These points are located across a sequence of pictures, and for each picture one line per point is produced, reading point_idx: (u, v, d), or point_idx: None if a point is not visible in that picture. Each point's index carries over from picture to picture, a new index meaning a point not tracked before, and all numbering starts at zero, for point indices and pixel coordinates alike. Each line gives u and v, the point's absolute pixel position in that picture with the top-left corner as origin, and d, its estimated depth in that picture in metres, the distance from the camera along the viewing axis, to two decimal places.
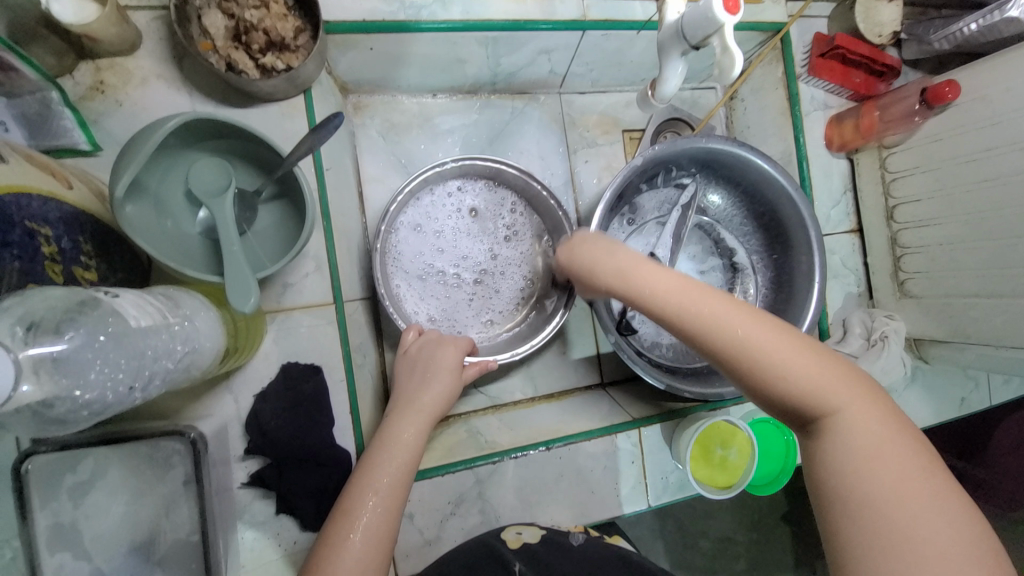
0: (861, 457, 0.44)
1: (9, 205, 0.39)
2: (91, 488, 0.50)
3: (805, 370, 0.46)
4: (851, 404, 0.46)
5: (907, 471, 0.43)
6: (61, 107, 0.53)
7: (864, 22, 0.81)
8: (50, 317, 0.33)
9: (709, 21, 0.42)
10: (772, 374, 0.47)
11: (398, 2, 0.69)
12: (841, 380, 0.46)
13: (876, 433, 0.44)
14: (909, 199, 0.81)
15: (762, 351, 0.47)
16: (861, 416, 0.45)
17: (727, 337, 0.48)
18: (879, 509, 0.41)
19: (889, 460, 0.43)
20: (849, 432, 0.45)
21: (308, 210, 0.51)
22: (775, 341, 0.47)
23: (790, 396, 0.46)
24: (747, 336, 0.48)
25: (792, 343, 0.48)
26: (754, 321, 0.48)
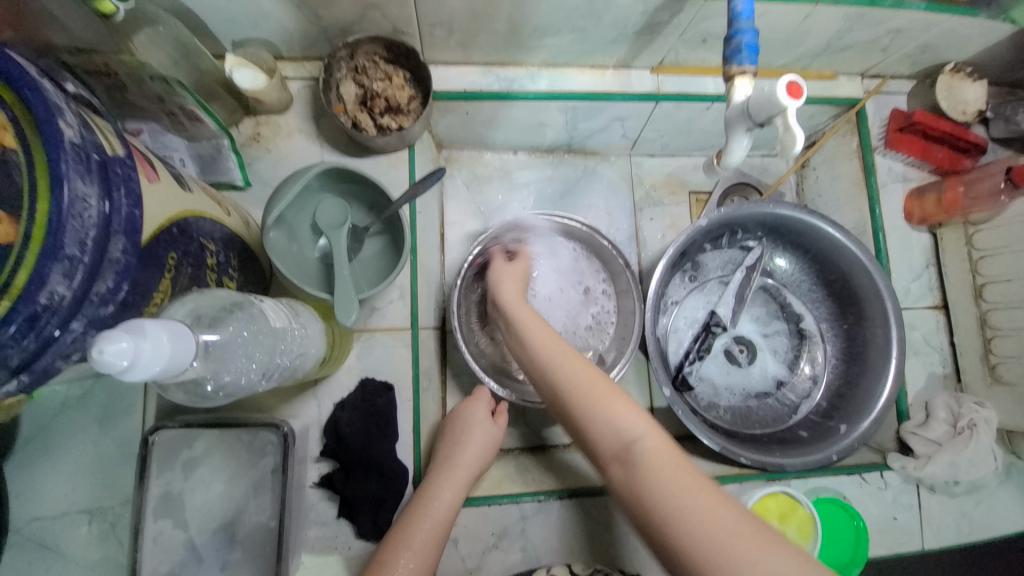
0: (657, 484, 0.46)
1: (194, 226, 0.50)
2: (200, 463, 0.59)
3: (620, 410, 0.52)
4: (636, 430, 0.50)
5: (712, 508, 0.43)
6: (228, 152, 0.67)
7: (946, 99, 0.83)
8: (213, 313, 0.42)
9: (772, 105, 0.46)
10: (598, 411, 0.52)
11: (494, 76, 0.79)
12: (600, 400, 0.53)
13: (674, 466, 0.47)
14: (999, 279, 0.76)
15: (580, 389, 0.54)
16: (651, 444, 0.49)
17: (565, 384, 0.55)
18: (692, 526, 0.43)
19: (683, 496, 0.44)
20: (650, 464, 0.47)
21: (405, 246, 0.60)
22: (589, 379, 0.54)
23: (592, 423, 0.52)
24: (559, 369, 0.56)
25: (584, 373, 0.55)
26: (581, 367, 0.56)
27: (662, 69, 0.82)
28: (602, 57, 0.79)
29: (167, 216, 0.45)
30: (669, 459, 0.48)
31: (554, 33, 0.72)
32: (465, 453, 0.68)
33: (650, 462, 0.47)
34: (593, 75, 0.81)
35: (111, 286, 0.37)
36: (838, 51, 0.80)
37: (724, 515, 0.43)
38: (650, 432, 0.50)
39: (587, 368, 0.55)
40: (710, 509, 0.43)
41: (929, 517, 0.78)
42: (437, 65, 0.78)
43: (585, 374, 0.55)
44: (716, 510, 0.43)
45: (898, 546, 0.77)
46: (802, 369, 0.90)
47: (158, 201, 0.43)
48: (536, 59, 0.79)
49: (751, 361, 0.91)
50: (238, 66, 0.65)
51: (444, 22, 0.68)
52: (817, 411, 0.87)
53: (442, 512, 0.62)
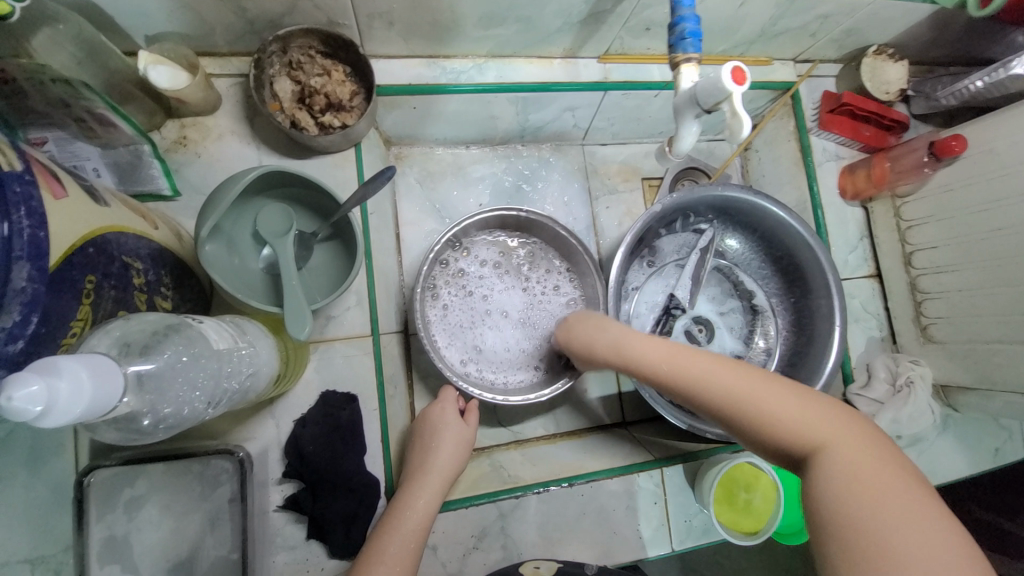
0: (839, 467, 0.46)
1: (114, 243, 0.45)
2: (146, 501, 0.54)
3: (784, 406, 0.51)
4: (857, 464, 0.46)
5: (879, 471, 0.45)
6: (150, 158, 0.61)
7: (871, 80, 0.88)
8: (142, 339, 0.38)
9: (718, 90, 0.47)
10: (766, 416, 0.51)
11: (440, 68, 0.77)
12: (758, 385, 0.53)
13: (877, 472, 0.45)
14: (926, 246, 0.82)
15: (738, 394, 0.52)
16: (844, 448, 0.47)
17: (729, 392, 0.53)
18: (865, 517, 0.43)
19: (858, 475, 0.45)
20: (836, 459, 0.47)
21: (358, 251, 0.56)
22: (777, 400, 0.51)
23: (758, 425, 0.51)
24: (724, 383, 0.53)
25: (779, 388, 0.52)
26: (764, 384, 0.52)
27: (608, 58, 0.82)
28: (548, 47, 0.78)
29: (81, 236, 0.40)
30: (870, 459, 0.46)
31: (499, 23, 0.70)
32: (436, 461, 0.66)
33: (833, 458, 0.47)
34: (541, 65, 0.80)
35: (18, 320, 0.33)
36: (772, 36, 0.83)
37: (927, 502, 0.43)
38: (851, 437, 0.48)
39: (771, 382, 0.52)
40: (870, 489, 0.44)
41: None
42: (378, 58, 0.74)
43: (736, 384, 0.53)
44: (892, 493, 0.43)
45: None
46: (756, 343, 0.95)
47: (66, 219, 0.39)
48: (483, 50, 0.77)
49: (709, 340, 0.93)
50: (154, 64, 0.59)
51: (383, 13, 0.65)
52: None
53: (417, 522, 0.60)
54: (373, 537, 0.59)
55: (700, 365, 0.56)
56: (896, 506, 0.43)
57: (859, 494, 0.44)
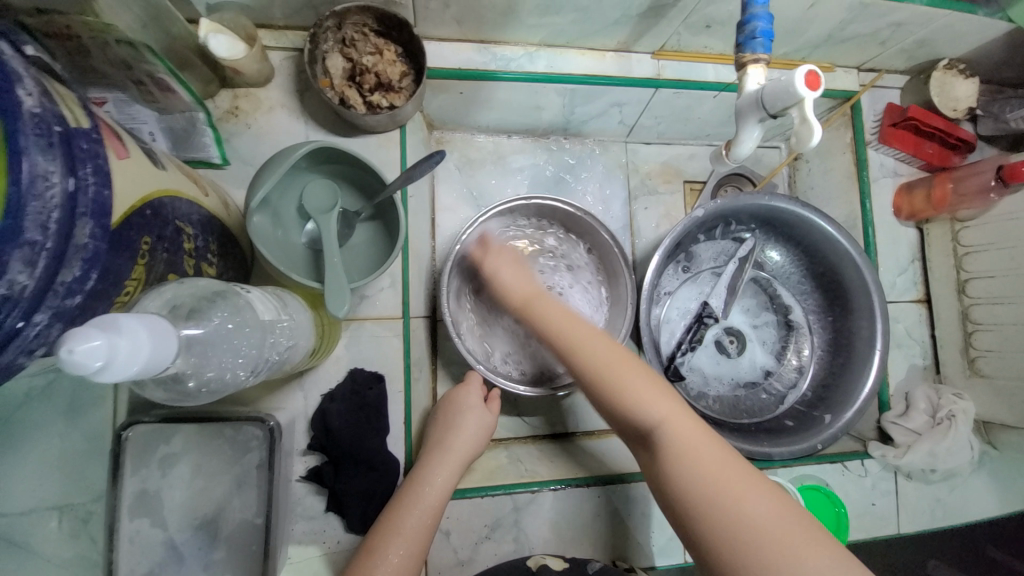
0: (676, 447, 0.49)
1: (169, 207, 0.46)
2: (178, 459, 0.55)
3: (647, 397, 0.51)
4: (670, 423, 0.50)
5: (715, 468, 0.47)
6: (203, 126, 0.63)
7: (939, 96, 0.83)
8: (190, 304, 0.39)
9: (789, 95, 0.45)
10: (629, 407, 0.52)
11: (490, 54, 0.76)
12: (602, 353, 0.54)
13: (723, 473, 0.47)
14: (982, 274, 0.78)
15: (603, 372, 0.53)
16: (681, 432, 0.49)
17: (600, 374, 0.53)
18: (730, 518, 0.44)
19: (713, 474, 0.47)
20: (684, 452, 0.48)
21: (400, 234, 0.56)
22: (644, 388, 0.52)
23: (625, 406, 0.52)
24: (594, 357, 0.54)
25: (645, 380, 0.52)
26: (620, 366, 0.53)
27: (662, 54, 0.79)
28: (602, 39, 0.76)
29: (140, 198, 0.41)
30: (708, 452, 0.48)
31: (555, 11, 0.69)
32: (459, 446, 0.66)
33: (671, 442, 0.49)
34: (593, 57, 0.79)
35: (78, 275, 0.33)
36: (840, 41, 0.79)
37: (771, 506, 0.45)
38: (681, 420, 0.50)
39: (631, 365, 0.53)
40: (713, 476, 0.47)
41: (904, 501, 0.82)
42: (430, 40, 0.74)
43: (616, 371, 0.53)
44: (750, 503, 0.45)
45: (875, 530, 0.80)
46: (788, 360, 0.92)
47: (127, 180, 0.39)
48: (535, 38, 0.75)
49: (739, 352, 0.91)
50: (214, 33, 0.60)
51: None
52: (803, 400, 0.89)
53: (434, 504, 0.60)
54: (389, 512, 0.59)
55: (619, 366, 0.53)
56: (734, 496, 0.45)
57: (718, 501, 0.45)
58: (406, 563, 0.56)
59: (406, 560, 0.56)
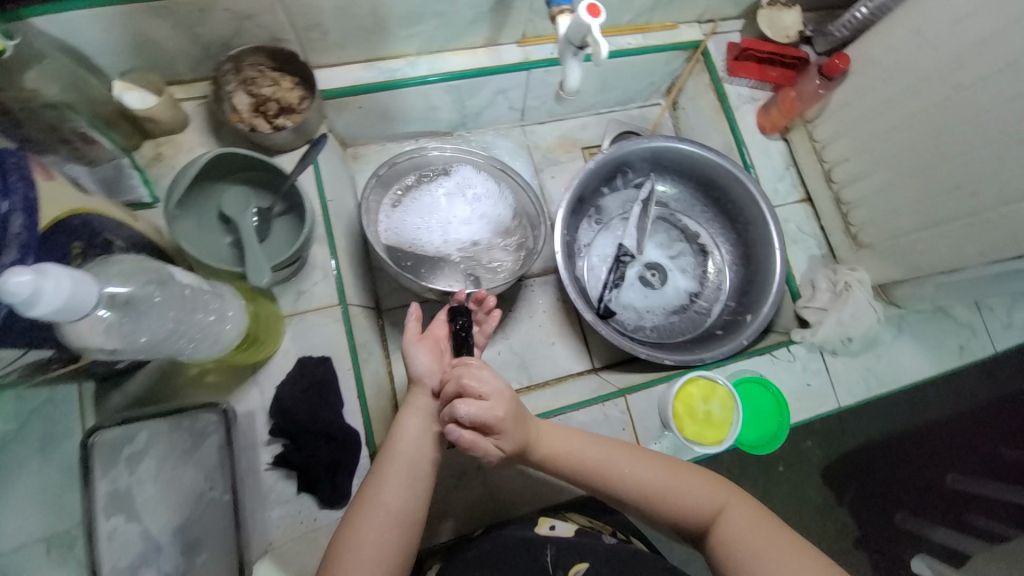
0: (742, 544, 0.60)
1: (97, 221, 0.54)
2: (144, 456, 0.60)
3: (699, 493, 0.63)
4: (712, 503, 0.63)
5: (759, 532, 0.60)
6: (130, 170, 0.72)
7: (770, 28, 0.95)
8: (120, 275, 0.46)
9: (581, 25, 0.55)
10: (675, 504, 0.63)
11: (377, 69, 0.87)
12: (644, 469, 0.65)
13: (759, 530, 0.60)
14: (840, 160, 0.89)
15: (658, 490, 0.63)
16: (732, 511, 0.62)
17: (643, 485, 0.63)
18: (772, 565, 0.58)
19: (748, 531, 0.60)
20: (730, 522, 0.61)
21: (309, 215, 0.64)
22: (691, 483, 0.63)
23: (681, 511, 0.62)
24: (645, 482, 0.63)
25: (689, 476, 0.64)
26: (675, 474, 0.64)
27: (526, 41, 0.92)
28: (470, 38, 0.88)
29: (66, 210, 0.49)
30: (753, 517, 0.62)
31: (419, 20, 0.81)
32: (421, 384, 0.68)
33: (727, 526, 0.61)
34: (467, 55, 0.91)
35: (16, 258, 0.41)
36: (669, 0, 0.92)
37: (793, 543, 0.59)
38: (723, 499, 0.63)
39: (674, 469, 0.65)
40: (760, 535, 0.60)
41: (836, 376, 0.88)
42: (322, 68, 0.85)
43: (697, 487, 0.63)
44: (788, 547, 0.59)
45: (818, 409, 0.86)
46: (709, 280, 1.00)
47: (54, 194, 0.47)
48: (412, 48, 0.87)
49: (663, 282, 0.99)
50: (126, 90, 0.70)
51: (316, 24, 0.76)
52: (728, 311, 0.97)
53: (417, 445, 0.65)
54: (377, 465, 0.64)
55: (643, 469, 0.64)
56: (775, 545, 0.59)
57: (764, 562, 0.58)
58: (404, 502, 0.62)
59: (407, 500, 0.62)
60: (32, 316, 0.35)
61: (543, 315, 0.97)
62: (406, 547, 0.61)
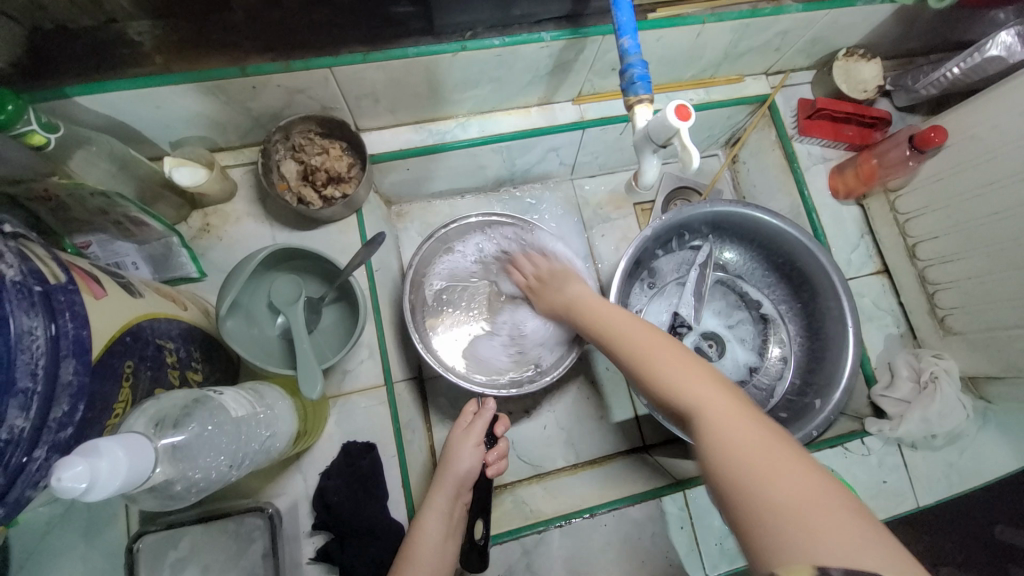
0: (723, 435, 0.45)
1: (148, 329, 0.51)
2: (188, 562, 0.57)
3: (692, 379, 0.50)
4: (704, 396, 0.49)
5: (772, 457, 0.42)
6: (178, 248, 0.70)
7: (845, 82, 0.89)
8: (172, 415, 0.43)
9: (666, 127, 0.50)
10: (664, 379, 0.52)
11: (426, 131, 0.84)
12: (719, 408, 0.47)
13: (782, 475, 0.40)
14: (927, 237, 0.81)
15: (649, 355, 0.55)
16: (728, 408, 0.47)
17: (655, 384, 0.53)
18: (747, 467, 0.42)
19: (745, 447, 0.43)
20: (717, 419, 0.46)
21: (361, 310, 0.61)
22: (705, 391, 0.49)
23: (663, 385, 0.52)
24: (711, 415, 0.47)
25: (708, 381, 0.50)
26: (700, 382, 0.50)
27: (582, 99, 0.87)
28: (524, 98, 0.83)
29: (117, 328, 0.46)
30: (782, 463, 0.41)
31: (474, 86, 0.77)
32: (455, 484, 0.65)
33: (705, 415, 0.47)
34: (520, 114, 0.86)
35: (67, 409, 0.38)
36: (738, 56, 0.86)
37: (843, 520, 0.37)
38: (744, 422, 0.45)
39: (696, 371, 0.51)
40: (754, 438, 0.44)
41: (916, 473, 0.81)
42: (371, 131, 0.82)
43: (700, 388, 0.49)
44: (807, 496, 0.39)
45: (893, 509, 0.79)
46: (770, 352, 0.94)
47: (105, 317, 0.45)
48: (463, 110, 0.83)
49: (721, 355, 0.93)
50: (177, 167, 0.68)
51: (368, 94, 0.73)
52: (792, 390, 0.90)
53: (440, 553, 0.60)
54: (395, 568, 0.59)
55: (655, 354, 0.55)
56: (801, 509, 0.38)
57: (750, 469, 0.42)
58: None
59: None
60: (89, 502, 0.32)
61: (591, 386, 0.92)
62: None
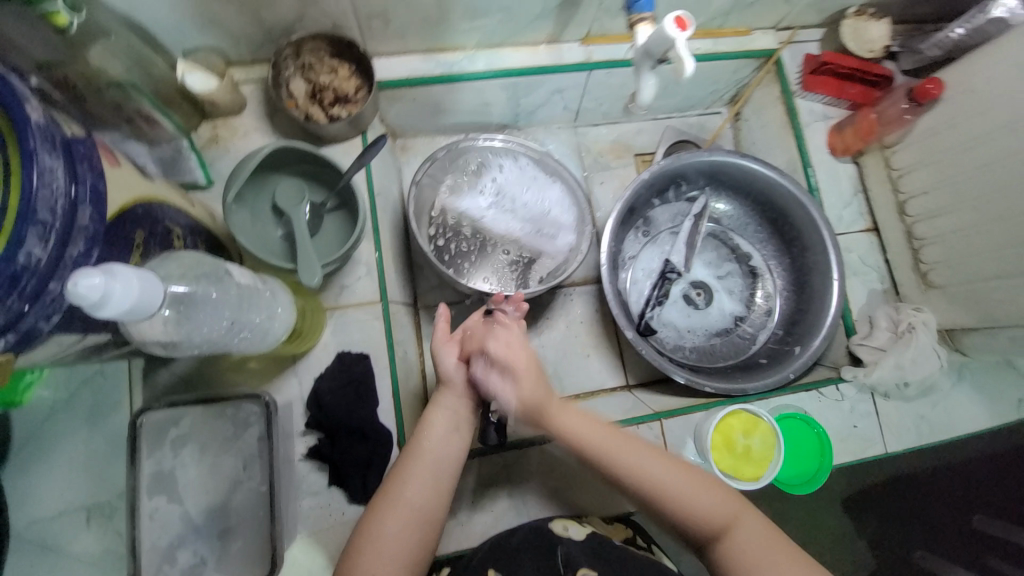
0: (742, 555, 0.58)
1: (158, 210, 0.54)
2: (188, 440, 0.61)
3: (706, 503, 0.60)
4: (719, 507, 0.60)
5: (771, 553, 0.58)
6: (187, 152, 0.72)
7: (853, 41, 0.88)
8: (179, 270, 0.46)
9: (665, 39, 0.52)
10: (679, 505, 0.60)
11: (435, 62, 0.84)
12: (752, 529, 0.59)
13: (774, 555, 0.58)
14: (917, 192, 0.82)
15: (663, 488, 0.61)
16: (744, 525, 0.59)
17: (669, 496, 0.61)
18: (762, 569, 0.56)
19: (756, 549, 0.58)
20: (735, 538, 0.59)
21: (361, 214, 0.63)
22: (711, 493, 0.61)
23: (683, 520, 0.60)
24: (744, 531, 0.59)
25: (715, 492, 0.61)
26: (705, 490, 0.61)
27: (590, 40, 0.88)
28: (532, 34, 0.84)
29: (130, 198, 0.49)
30: (771, 543, 0.59)
31: (483, 15, 0.78)
32: (457, 386, 0.67)
33: (728, 541, 0.59)
34: (527, 52, 0.87)
35: (83, 250, 0.41)
36: (748, 6, 0.86)
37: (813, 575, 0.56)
38: (744, 518, 0.60)
39: (707, 489, 0.61)
40: (762, 545, 0.58)
41: (887, 421, 0.83)
42: (380, 57, 0.83)
43: (708, 492, 0.61)
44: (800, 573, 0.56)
45: (862, 453, 0.82)
46: (757, 304, 0.96)
47: (119, 184, 0.48)
48: (472, 42, 0.84)
49: (708, 303, 0.96)
50: (189, 72, 0.70)
51: (379, 14, 0.74)
52: (774, 339, 0.93)
53: (446, 448, 0.63)
54: (400, 460, 0.62)
55: (666, 477, 0.61)
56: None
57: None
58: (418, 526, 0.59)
59: (430, 501, 0.60)
60: (99, 317, 0.35)
61: (580, 325, 0.96)
62: (420, 557, 0.59)
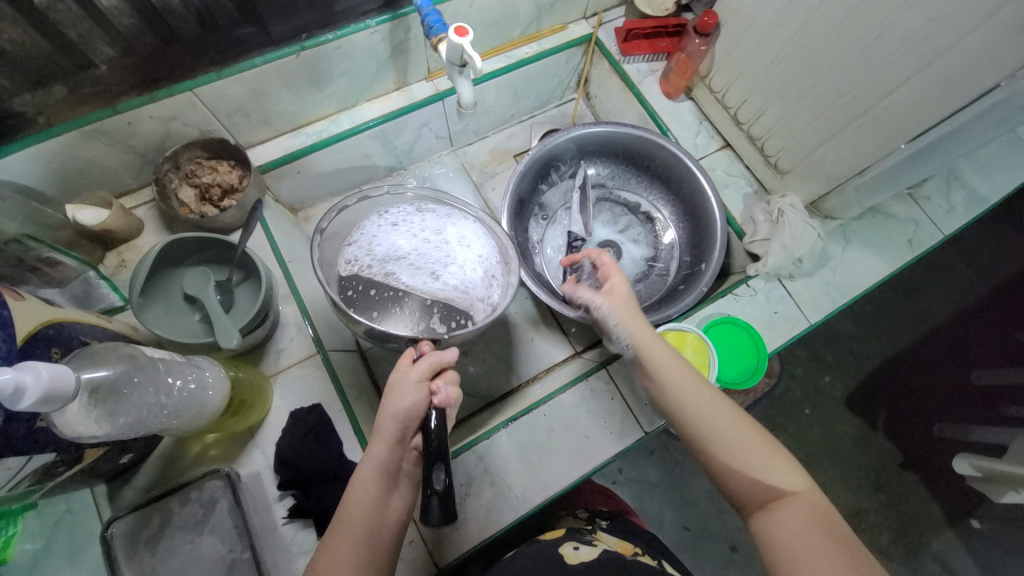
0: (790, 521, 0.56)
1: (72, 326, 0.58)
2: (161, 536, 0.63)
3: (767, 465, 0.60)
4: (774, 475, 0.59)
5: (817, 531, 0.54)
6: (97, 280, 0.77)
7: (647, 7, 1.03)
8: (91, 360, 0.50)
9: (455, 47, 0.63)
10: (732, 458, 0.61)
11: (304, 134, 0.94)
12: (811, 507, 0.57)
13: (816, 533, 0.54)
14: (741, 102, 0.95)
15: (719, 436, 0.63)
16: (805, 501, 0.57)
17: (724, 444, 0.62)
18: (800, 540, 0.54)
19: (806, 525, 0.55)
20: (787, 506, 0.57)
21: (262, 274, 0.70)
22: (767, 459, 0.60)
23: (733, 471, 0.61)
24: (801, 509, 0.57)
25: (775, 456, 0.60)
26: (762, 454, 0.60)
27: (432, 75, 0.99)
28: (381, 86, 0.95)
29: (38, 322, 0.54)
30: (821, 527, 0.55)
31: (328, 83, 0.88)
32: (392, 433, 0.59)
33: (779, 503, 0.57)
34: (383, 102, 0.98)
35: None
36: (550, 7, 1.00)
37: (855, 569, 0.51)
38: (805, 499, 0.57)
39: (768, 453, 0.61)
40: (813, 521, 0.55)
41: (800, 298, 0.91)
42: (254, 147, 0.93)
43: (765, 458, 0.60)
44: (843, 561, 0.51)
45: (790, 333, 0.89)
46: (659, 242, 1.06)
47: (23, 313, 0.53)
48: (331, 108, 0.94)
49: (619, 256, 1.05)
50: (79, 210, 0.76)
51: (237, 109, 0.83)
52: (683, 265, 1.02)
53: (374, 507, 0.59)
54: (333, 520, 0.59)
55: (732, 434, 0.62)
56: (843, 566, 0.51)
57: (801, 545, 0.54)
58: None
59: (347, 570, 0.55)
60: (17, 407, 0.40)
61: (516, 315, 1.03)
62: None
